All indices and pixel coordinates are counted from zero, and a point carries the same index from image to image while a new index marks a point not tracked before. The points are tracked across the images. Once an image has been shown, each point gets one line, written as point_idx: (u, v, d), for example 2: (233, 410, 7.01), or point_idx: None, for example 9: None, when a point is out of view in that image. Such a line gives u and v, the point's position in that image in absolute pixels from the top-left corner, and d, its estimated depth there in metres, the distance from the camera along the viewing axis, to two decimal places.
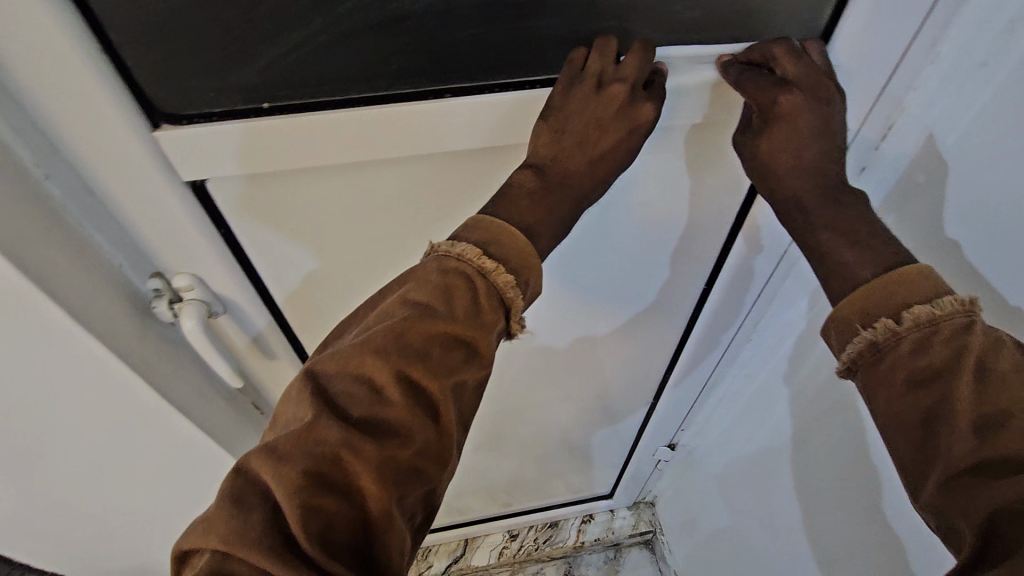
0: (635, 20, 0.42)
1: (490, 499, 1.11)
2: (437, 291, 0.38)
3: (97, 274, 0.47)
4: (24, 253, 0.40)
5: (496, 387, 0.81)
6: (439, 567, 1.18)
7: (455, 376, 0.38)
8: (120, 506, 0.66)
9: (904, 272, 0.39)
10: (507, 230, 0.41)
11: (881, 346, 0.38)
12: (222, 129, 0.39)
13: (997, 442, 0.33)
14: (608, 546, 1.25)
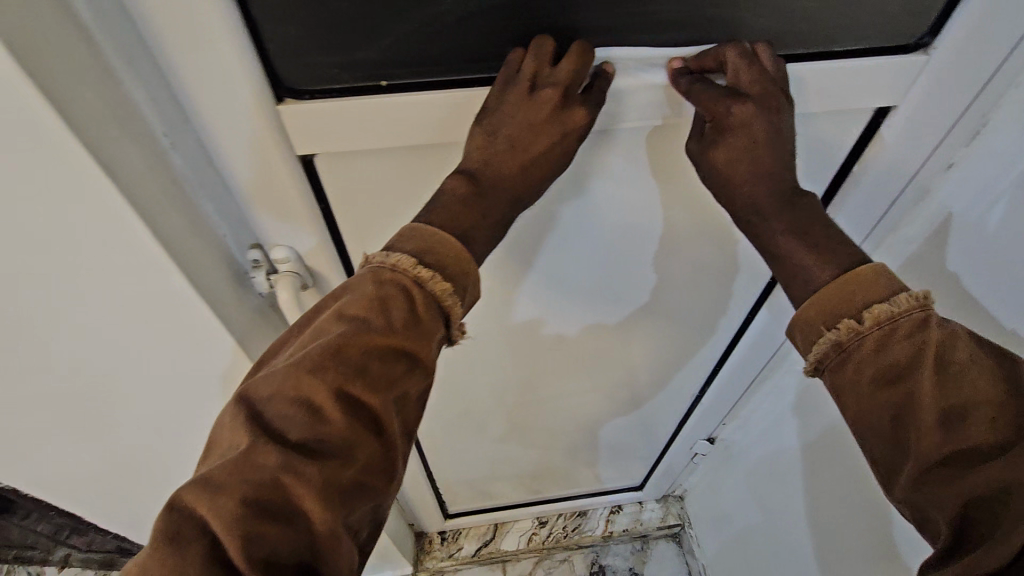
0: (582, 20, 0.41)
1: (519, 485, 1.13)
2: (373, 303, 0.38)
3: (209, 244, 0.47)
4: (156, 218, 0.41)
5: (526, 373, 0.81)
6: (468, 550, 1.21)
7: (396, 388, 0.38)
8: (158, 474, 0.71)
9: (863, 272, 0.39)
10: (439, 237, 0.41)
11: (846, 347, 0.39)
12: (339, 105, 0.42)
13: (964, 435, 0.35)
14: (635, 538, 1.25)
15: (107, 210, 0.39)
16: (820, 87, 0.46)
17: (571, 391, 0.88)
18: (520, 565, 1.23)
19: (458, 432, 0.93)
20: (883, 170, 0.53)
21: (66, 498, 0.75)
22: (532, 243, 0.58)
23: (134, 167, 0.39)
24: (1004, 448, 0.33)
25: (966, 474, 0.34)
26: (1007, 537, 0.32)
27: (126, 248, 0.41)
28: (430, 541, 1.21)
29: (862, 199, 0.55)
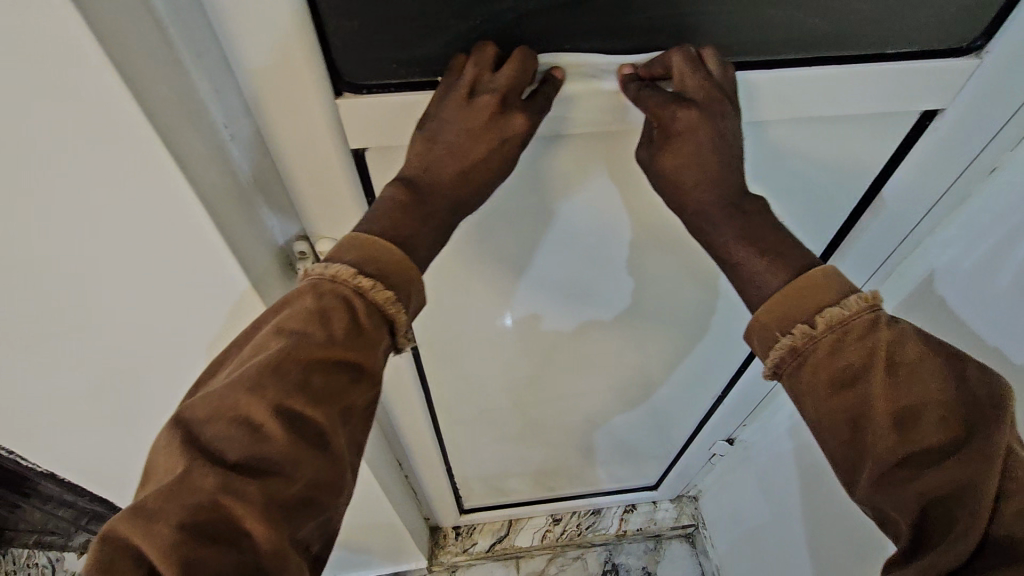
0: (524, 24, 0.41)
1: (532, 481, 1.14)
2: (312, 316, 0.37)
3: (263, 234, 0.48)
4: (225, 209, 0.42)
5: (539, 368, 0.82)
6: (483, 545, 1.22)
7: (341, 400, 0.38)
8: None
9: (813, 275, 0.39)
10: (380, 244, 0.40)
11: (801, 351, 0.39)
12: (397, 100, 0.43)
13: (919, 435, 0.35)
14: (648, 537, 1.25)
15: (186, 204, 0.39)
16: (770, 95, 0.46)
17: (579, 391, 0.89)
18: (533, 562, 1.24)
19: (470, 429, 0.95)
20: (888, 221, 0.58)
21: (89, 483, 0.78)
22: (508, 237, 0.58)
23: (206, 160, 0.40)
24: (955, 447, 0.35)
25: (922, 473, 0.35)
26: (959, 536, 0.33)
27: (196, 239, 0.42)
28: (445, 536, 1.23)
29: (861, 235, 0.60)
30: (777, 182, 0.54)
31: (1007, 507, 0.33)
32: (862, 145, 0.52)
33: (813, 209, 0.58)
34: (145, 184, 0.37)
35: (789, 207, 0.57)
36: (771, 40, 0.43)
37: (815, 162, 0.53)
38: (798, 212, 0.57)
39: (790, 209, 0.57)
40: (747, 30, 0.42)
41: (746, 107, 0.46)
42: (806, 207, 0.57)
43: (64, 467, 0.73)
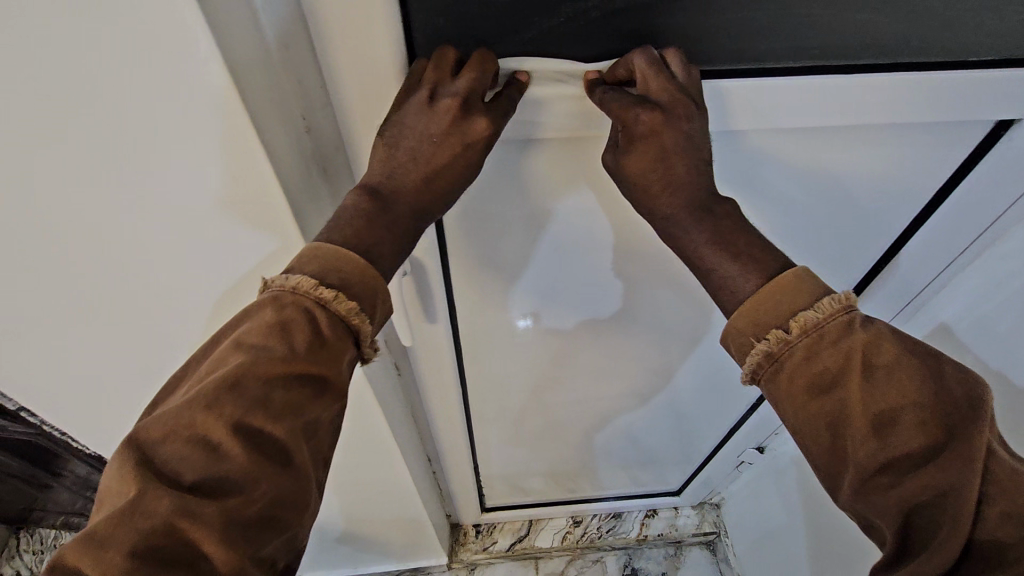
0: (489, 32, 0.42)
1: (552, 482, 1.14)
2: (274, 330, 0.39)
3: (312, 177, 0.46)
4: (276, 146, 0.40)
5: (560, 368, 0.82)
6: (503, 544, 1.22)
7: (303, 414, 0.39)
8: None
9: (784, 279, 0.41)
10: (342, 254, 0.41)
11: (777, 357, 0.40)
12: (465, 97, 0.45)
13: (897, 441, 0.36)
14: (670, 543, 1.24)
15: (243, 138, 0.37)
16: (744, 105, 0.46)
17: (594, 394, 0.89)
18: (552, 563, 1.23)
19: (488, 428, 0.95)
20: (919, 258, 0.61)
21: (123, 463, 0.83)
22: (515, 238, 0.59)
23: (288, 153, 0.41)
24: (934, 452, 0.36)
25: (903, 480, 0.36)
26: (942, 545, 0.35)
27: (247, 173, 0.40)
28: (466, 533, 1.24)
29: (859, 248, 0.62)
30: (749, 187, 0.54)
31: (987, 511, 0.35)
32: (843, 156, 0.52)
33: (790, 217, 0.57)
34: (233, 167, 0.39)
35: (762, 213, 0.57)
36: (752, 44, 0.43)
37: (788, 167, 0.52)
38: (774, 218, 0.57)
39: (766, 214, 0.57)
40: (723, 33, 0.43)
41: (714, 113, 0.47)
42: (786, 213, 0.57)
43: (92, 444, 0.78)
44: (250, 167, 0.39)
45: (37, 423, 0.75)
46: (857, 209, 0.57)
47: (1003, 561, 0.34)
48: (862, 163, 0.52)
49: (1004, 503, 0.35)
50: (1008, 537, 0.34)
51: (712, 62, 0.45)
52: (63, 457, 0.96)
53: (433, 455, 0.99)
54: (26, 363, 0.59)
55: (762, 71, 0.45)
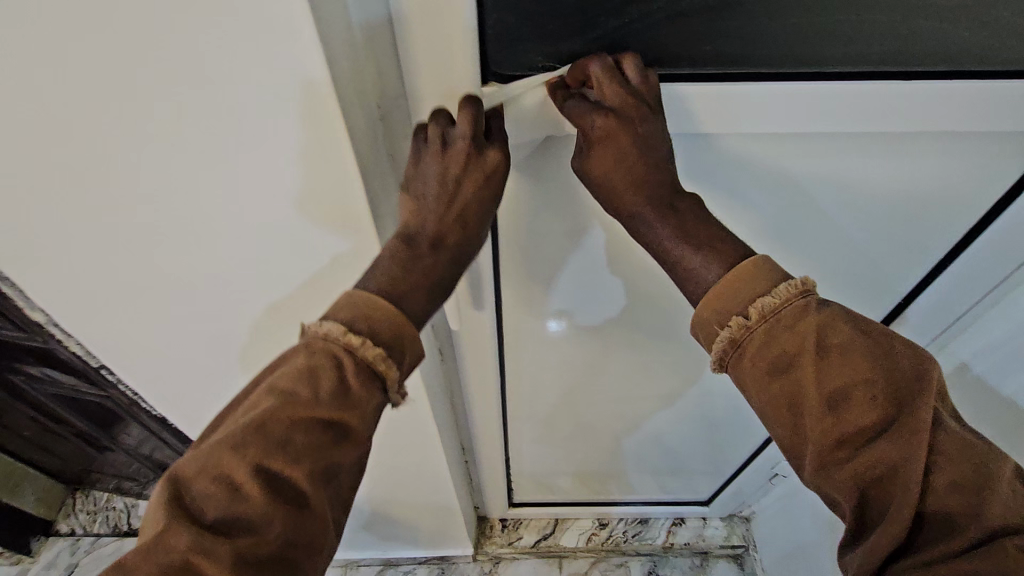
0: (533, 34, 0.42)
1: (580, 483, 1.14)
2: (302, 375, 0.41)
3: (379, 155, 0.47)
4: (350, 111, 0.41)
5: (594, 368, 0.82)
6: (528, 540, 1.24)
7: (324, 458, 0.41)
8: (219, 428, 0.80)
9: (740, 267, 0.42)
10: (376, 303, 0.44)
11: (740, 343, 0.42)
12: (534, 89, 0.45)
13: (850, 416, 0.39)
14: (696, 553, 1.22)
15: (317, 98, 0.39)
16: (777, 109, 0.46)
17: (629, 398, 0.88)
18: (576, 564, 1.24)
19: (518, 424, 0.96)
20: (967, 273, 0.60)
21: (181, 434, 0.87)
22: (545, 236, 0.60)
23: (366, 142, 0.44)
24: (885, 424, 0.38)
25: (857, 454, 0.38)
26: (896, 514, 0.37)
27: (317, 135, 0.41)
28: (492, 527, 1.25)
29: (895, 261, 0.61)
30: (745, 204, 0.55)
31: (934, 478, 0.37)
32: (866, 164, 0.51)
33: (796, 230, 0.57)
34: (323, 153, 0.42)
35: (756, 228, 0.57)
36: (815, 48, 0.43)
37: (819, 171, 0.52)
38: (775, 231, 0.58)
39: (761, 231, 0.58)
40: (782, 37, 0.42)
41: (691, 140, 0.49)
42: (803, 222, 0.57)
43: (143, 409, 0.83)
44: (336, 152, 0.42)
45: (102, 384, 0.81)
46: (877, 217, 0.56)
47: (958, 527, 0.36)
48: (912, 169, 0.51)
49: (951, 472, 0.36)
50: (956, 506, 0.36)
51: (773, 66, 0.44)
52: (122, 421, 1.03)
53: (468, 446, 1.01)
54: (93, 340, 0.63)
55: (818, 75, 0.44)
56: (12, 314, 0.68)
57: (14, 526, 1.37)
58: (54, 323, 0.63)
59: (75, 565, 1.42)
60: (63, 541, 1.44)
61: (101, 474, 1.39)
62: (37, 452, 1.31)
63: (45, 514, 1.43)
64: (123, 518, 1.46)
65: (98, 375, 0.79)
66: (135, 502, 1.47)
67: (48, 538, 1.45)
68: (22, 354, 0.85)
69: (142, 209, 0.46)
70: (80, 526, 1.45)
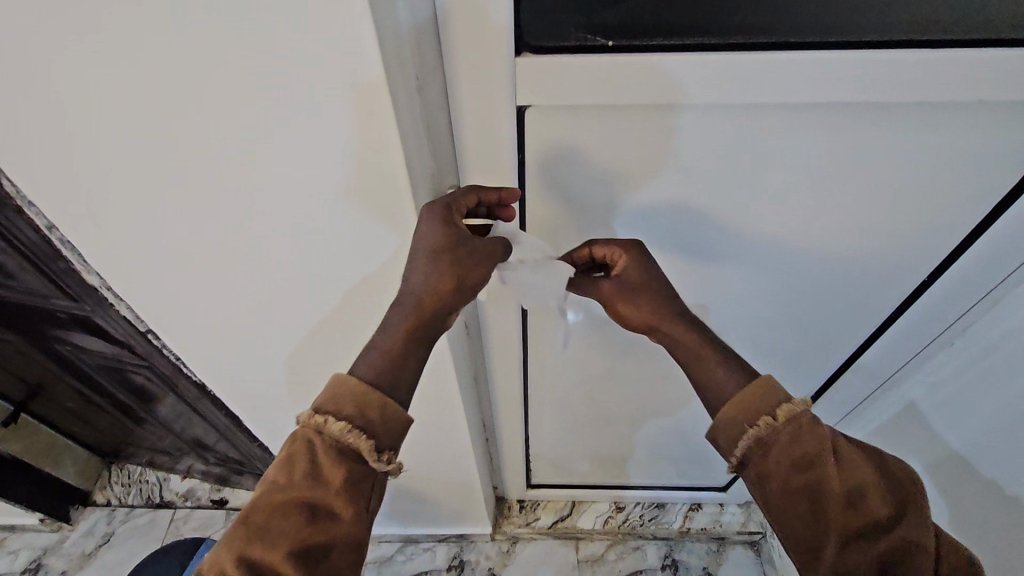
0: (567, 6, 0.44)
1: (598, 466, 1.16)
2: (282, 465, 0.49)
3: (419, 132, 0.48)
4: (398, 81, 0.42)
5: (615, 351, 0.83)
6: (545, 521, 1.26)
7: (302, 537, 0.47)
8: (251, 398, 0.83)
9: (761, 382, 0.54)
10: (345, 380, 0.51)
11: (765, 441, 0.52)
12: (573, 61, 0.46)
13: (863, 504, 0.50)
14: (712, 539, 1.24)
15: (361, 66, 0.40)
16: (809, 80, 0.46)
17: (649, 383, 0.90)
18: (592, 545, 1.26)
19: (538, 406, 0.98)
20: (997, 248, 0.61)
21: (219, 402, 0.91)
22: (570, 221, 0.61)
23: (408, 113, 0.45)
24: (892, 513, 0.49)
25: (872, 535, 0.49)
26: None
27: (359, 107, 0.42)
28: (510, 508, 1.28)
29: (915, 241, 0.62)
30: (742, 209, 0.59)
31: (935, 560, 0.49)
32: (896, 138, 0.52)
33: (810, 214, 0.59)
34: (367, 123, 0.43)
35: (770, 217, 0.59)
36: (840, 15, 0.44)
37: (849, 144, 0.52)
38: (802, 210, 0.58)
39: (776, 216, 0.59)
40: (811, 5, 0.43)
41: (702, 130, 0.51)
42: (826, 202, 0.58)
43: (183, 375, 0.87)
44: (382, 123, 0.43)
45: (147, 349, 0.85)
46: (904, 191, 0.56)
47: None
48: (939, 142, 0.52)
49: (945, 554, 0.49)
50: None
51: (794, 35, 0.45)
52: (159, 391, 1.07)
53: (490, 426, 1.03)
54: (142, 306, 0.66)
55: (851, 46, 0.45)
56: (67, 280, 0.73)
57: (55, 495, 1.44)
58: (107, 287, 0.67)
59: (111, 534, 1.48)
60: (100, 512, 1.51)
61: (136, 448, 1.45)
62: (76, 424, 1.36)
63: (82, 485, 1.49)
64: (155, 491, 1.51)
65: (143, 343, 0.83)
66: (167, 476, 1.53)
67: (85, 508, 1.51)
68: (70, 322, 0.90)
69: (194, 177, 0.49)
70: (114, 497, 1.51)
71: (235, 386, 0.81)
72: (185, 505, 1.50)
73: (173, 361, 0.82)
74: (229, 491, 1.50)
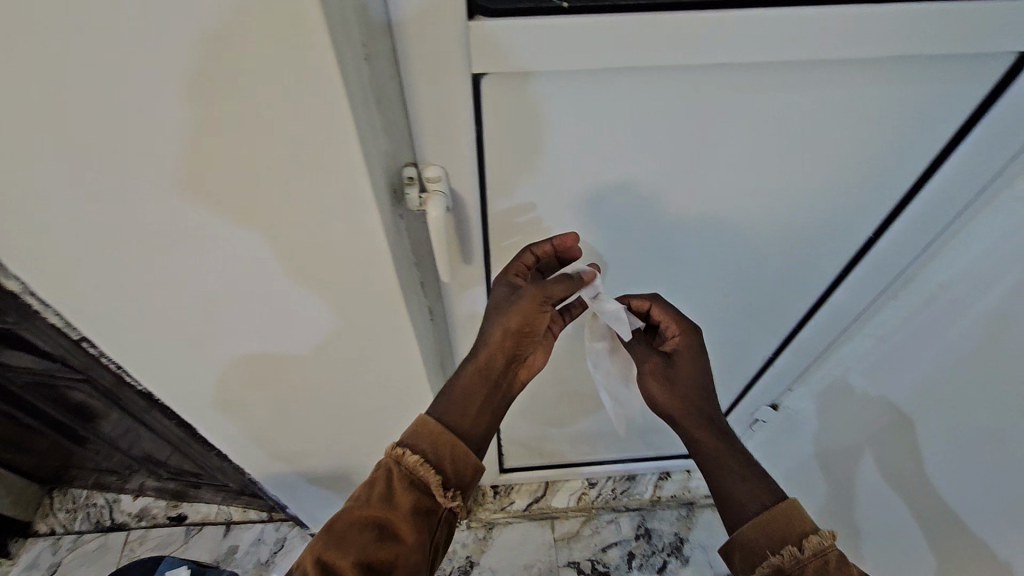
0: None
1: (569, 445, 1.17)
2: (366, 485, 0.56)
3: (370, 111, 0.45)
4: (345, 58, 0.40)
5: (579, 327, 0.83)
6: (520, 504, 1.27)
7: (368, 553, 0.52)
8: (204, 406, 0.79)
9: (792, 507, 0.56)
10: (423, 420, 0.58)
11: (787, 569, 0.53)
12: (527, 24, 0.44)
13: None
14: (682, 505, 1.27)
15: (301, 42, 0.37)
16: (754, 39, 0.47)
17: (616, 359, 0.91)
18: (567, 523, 1.27)
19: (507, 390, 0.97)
20: (933, 205, 0.65)
21: (170, 412, 0.86)
22: (535, 195, 0.61)
23: (357, 85, 0.42)
24: None
25: None
26: None
27: (302, 86, 0.40)
28: (483, 494, 1.28)
29: (858, 199, 0.65)
30: (699, 166, 0.59)
31: None
32: (839, 97, 0.53)
33: (760, 175, 0.61)
34: (313, 100, 0.40)
35: (727, 176, 0.61)
36: None
37: (794, 106, 0.54)
38: (758, 164, 0.60)
39: (731, 172, 0.60)
40: None
41: (656, 92, 0.52)
42: (777, 158, 0.59)
43: (128, 387, 0.82)
44: (330, 107, 0.41)
45: (84, 361, 0.79)
46: (845, 149, 0.59)
47: None
48: (877, 99, 0.54)
49: None
50: None
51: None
52: (100, 406, 1.01)
53: None
54: (79, 311, 0.61)
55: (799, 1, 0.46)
56: None
57: None
58: (31, 294, 0.62)
59: (58, 564, 1.39)
60: (43, 542, 1.41)
61: (80, 471, 1.36)
62: (8, 451, 1.26)
63: (21, 515, 1.39)
64: (105, 513, 1.44)
65: (81, 355, 0.77)
66: (117, 497, 1.45)
67: (25, 540, 1.42)
68: None
69: (125, 167, 0.45)
70: (59, 525, 1.42)
71: (185, 393, 0.76)
72: (139, 525, 1.43)
73: (116, 371, 0.76)
74: (188, 505, 1.43)
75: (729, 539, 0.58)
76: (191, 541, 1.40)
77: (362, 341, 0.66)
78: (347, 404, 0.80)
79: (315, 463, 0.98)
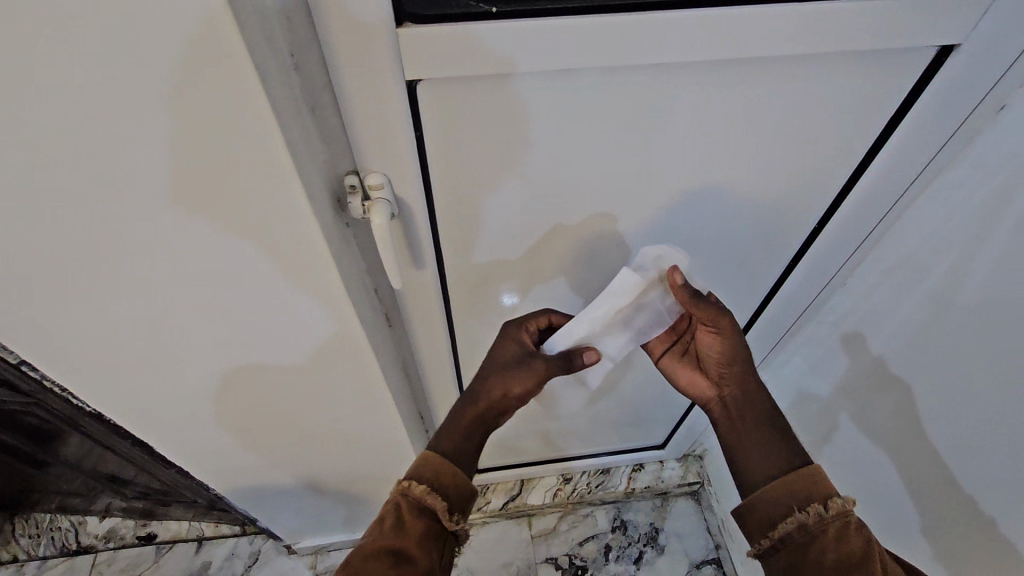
0: None
1: (540, 442, 1.17)
2: (375, 522, 0.56)
3: (303, 119, 0.44)
4: (268, 67, 0.39)
5: None
6: (496, 504, 1.26)
7: None
8: (161, 424, 0.77)
9: (817, 470, 0.56)
10: (427, 453, 0.60)
11: (809, 527, 0.53)
12: (456, 29, 0.44)
13: None
14: (656, 495, 1.29)
15: (220, 54, 0.36)
16: (687, 37, 0.47)
17: None
18: (545, 519, 1.29)
19: None
20: (874, 191, 0.66)
21: (126, 432, 0.83)
22: (484, 196, 0.60)
23: (285, 96, 0.41)
24: None
25: None
26: None
27: (225, 99, 0.38)
28: None
29: (804, 189, 0.66)
30: (644, 164, 0.60)
31: None
32: (776, 91, 0.54)
33: (706, 169, 0.62)
34: (240, 111, 0.39)
35: (673, 172, 0.61)
36: None
37: (733, 100, 0.54)
38: (702, 160, 0.60)
39: (676, 169, 0.61)
40: None
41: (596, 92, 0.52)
42: (721, 152, 0.60)
43: (78, 408, 0.79)
44: (259, 119, 0.40)
45: (30, 385, 0.76)
46: (788, 140, 0.60)
47: None
48: (814, 91, 0.55)
49: None
50: None
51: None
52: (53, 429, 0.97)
53: (428, 419, 1.01)
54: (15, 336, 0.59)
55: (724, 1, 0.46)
56: None
57: None
58: None
59: None
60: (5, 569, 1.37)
61: (40, 495, 1.31)
62: None
63: None
64: (71, 537, 1.39)
65: (27, 380, 0.74)
66: (82, 519, 1.41)
67: None
68: None
69: (49, 187, 0.43)
70: (22, 552, 1.38)
71: (138, 412, 0.74)
72: (107, 546, 1.39)
73: (64, 394, 0.74)
74: (157, 524, 1.40)
75: (751, 497, 0.58)
76: (162, 560, 1.37)
77: (318, 351, 0.65)
78: (310, 414, 0.79)
79: (284, 474, 0.96)
